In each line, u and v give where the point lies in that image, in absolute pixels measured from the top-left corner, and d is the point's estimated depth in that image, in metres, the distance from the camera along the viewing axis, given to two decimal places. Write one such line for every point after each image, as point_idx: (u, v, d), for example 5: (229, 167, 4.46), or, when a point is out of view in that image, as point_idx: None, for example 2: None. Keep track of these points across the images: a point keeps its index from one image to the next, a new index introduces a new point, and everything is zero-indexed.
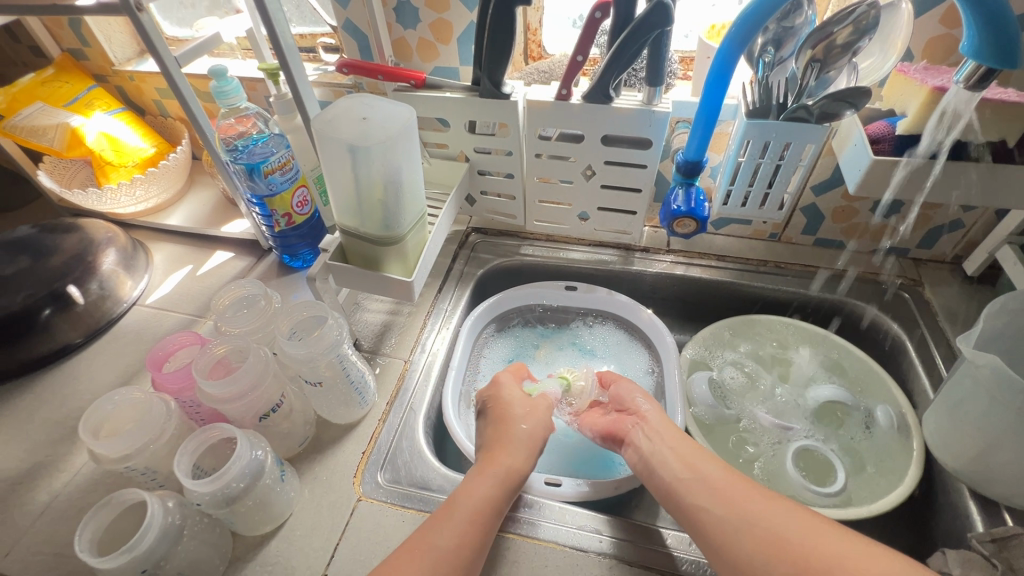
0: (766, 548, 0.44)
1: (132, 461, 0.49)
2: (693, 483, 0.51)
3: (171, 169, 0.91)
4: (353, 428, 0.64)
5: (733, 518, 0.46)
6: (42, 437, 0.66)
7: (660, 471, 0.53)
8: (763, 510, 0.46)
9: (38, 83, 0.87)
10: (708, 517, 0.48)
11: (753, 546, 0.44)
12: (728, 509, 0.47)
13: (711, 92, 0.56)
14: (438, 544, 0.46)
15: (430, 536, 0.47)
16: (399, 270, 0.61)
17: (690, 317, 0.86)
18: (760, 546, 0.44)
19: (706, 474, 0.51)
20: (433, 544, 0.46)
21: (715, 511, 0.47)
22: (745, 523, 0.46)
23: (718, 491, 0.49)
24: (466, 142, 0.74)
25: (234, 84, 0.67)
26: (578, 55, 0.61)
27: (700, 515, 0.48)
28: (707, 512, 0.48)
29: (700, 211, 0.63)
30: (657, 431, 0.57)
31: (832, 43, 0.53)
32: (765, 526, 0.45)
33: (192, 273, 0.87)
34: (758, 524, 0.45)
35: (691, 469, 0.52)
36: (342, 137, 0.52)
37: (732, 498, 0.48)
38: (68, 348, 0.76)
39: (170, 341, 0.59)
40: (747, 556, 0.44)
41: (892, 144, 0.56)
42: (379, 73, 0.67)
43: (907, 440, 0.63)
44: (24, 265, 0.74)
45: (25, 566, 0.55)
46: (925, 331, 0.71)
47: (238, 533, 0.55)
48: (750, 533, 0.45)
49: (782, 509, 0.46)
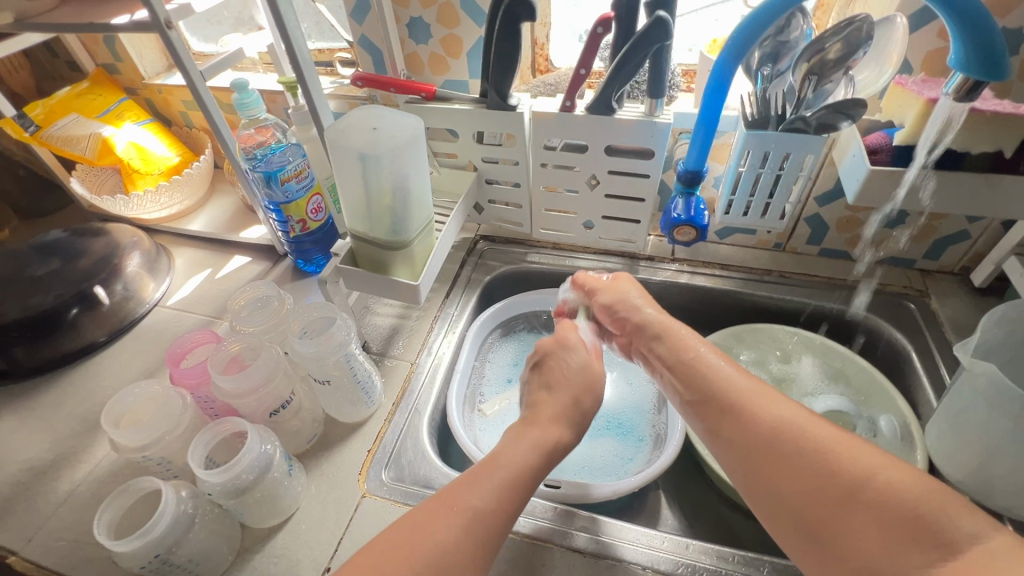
0: (784, 459, 0.43)
1: (149, 451, 0.52)
2: (713, 395, 0.51)
3: (194, 177, 0.95)
4: (359, 427, 0.66)
5: (754, 430, 0.46)
6: (66, 429, 0.69)
7: (675, 386, 0.55)
8: (783, 420, 0.46)
9: (73, 95, 0.92)
10: (727, 434, 0.48)
11: (773, 460, 0.44)
12: (745, 423, 0.47)
13: (709, 104, 0.58)
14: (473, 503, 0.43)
15: (462, 493, 0.44)
16: (406, 274, 0.64)
17: (694, 325, 0.86)
18: (779, 457, 0.44)
19: (721, 385, 0.51)
20: (467, 502, 0.43)
21: (734, 428, 0.48)
22: (768, 438, 0.45)
23: (738, 402, 0.49)
24: (475, 152, 0.77)
25: (255, 97, 0.71)
26: (581, 69, 0.63)
27: (721, 431, 0.49)
28: (727, 426, 0.48)
29: (700, 220, 0.64)
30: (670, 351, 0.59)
31: (825, 59, 0.54)
32: (785, 440, 0.44)
33: (211, 276, 0.90)
34: (778, 436, 0.45)
35: (707, 384, 0.52)
36: (352, 145, 0.55)
37: (753, 411, 0.47)
38: (93, 345, 0.79)
39: (187, 339, 0.62)
40: (766, 467, 0.44)
41: (889, 155, 0.57)
42: (392, 86, 0.70)
43: (911, 450, 0.63)
44: (55, 266, 0.79)
45: (46, 551, 0.58)
46: (930, 341, 0.70)
47: (247, 525, 0.57)
48: (767, 448, 0.45)
49: (803, 420, 0.45)
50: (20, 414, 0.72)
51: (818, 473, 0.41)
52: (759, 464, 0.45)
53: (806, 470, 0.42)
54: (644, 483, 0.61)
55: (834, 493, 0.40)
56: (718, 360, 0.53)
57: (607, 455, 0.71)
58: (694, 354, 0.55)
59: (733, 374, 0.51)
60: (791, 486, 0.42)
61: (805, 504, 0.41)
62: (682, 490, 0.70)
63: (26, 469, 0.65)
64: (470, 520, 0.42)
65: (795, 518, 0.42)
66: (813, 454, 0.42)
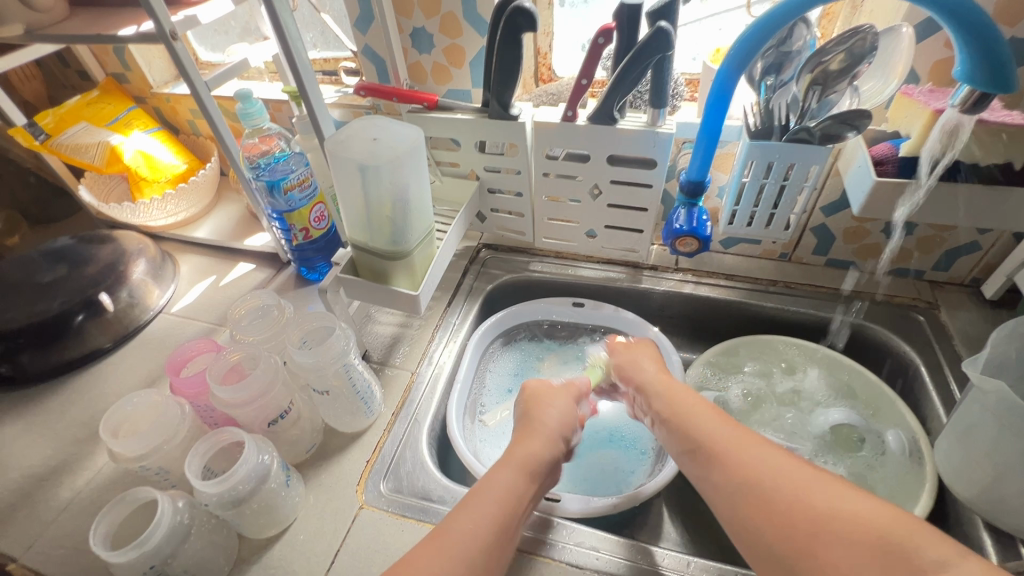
0: (757, 499, 0.43)
1: (146, 461, 0.52)
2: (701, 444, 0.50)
3: (200, 185, 0.96)
4: (358, 437, 0.66)
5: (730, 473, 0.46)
6: (69, 435, 0.70)
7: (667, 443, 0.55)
8: (757, 463, 0.45)
9: (83, 104, 0.94)
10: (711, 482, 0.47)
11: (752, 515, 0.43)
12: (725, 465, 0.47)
13: (712, 114, 0.57)
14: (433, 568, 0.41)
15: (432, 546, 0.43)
16: (406, 284, 0.64)
17: (698, 336, 0.85)
18: (753, 500, 0.43)
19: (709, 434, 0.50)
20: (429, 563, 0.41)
21: (716, 474, 0.47)
22: (744, 483, 0.44)
23: (720, 447, 0.48)
24: (477, 161, 0.77)
25: (259, 106, 0.71)
26: (583, 79, 0.63)
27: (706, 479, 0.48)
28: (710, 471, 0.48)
29: (702, 231, 0.63)
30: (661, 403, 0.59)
31: (828, 69, 0.54)
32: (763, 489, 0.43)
33: (215, 283, 0.91)
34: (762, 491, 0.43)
35: (693, 433, 0.52)
36: (352, 156, 0.55)
37: (733, 458, 0.47)
38: (98, 352, 0.80)
39: (188, 347, 0.62)
40: (740, 517, 0.44)
41: (895, 166, 0.56)
42: (394, 95, 0.71)
43: (920, 467, 0.61)
44: (61, 273, 0.79)
45: (46, 559, 0.58)
46: (939, 355, 0.69)
47: (244, 536, 0.57)
48: (749, 495, 0.44)
49: (781, 462, 0.45)
50: (25, 420, 0.72)
51: (797, 514, 0.40)
52: (736, 507, 0.44)
53: (782, 505, 0.41)
54: (645, 496, 0.60)
55: (813, 525, 0.39)
56: (708, 413, 0.53)
57: (606, 469, 0.70)
58: (685, 408, 0.56)
59: (717, 426, 0.51)
60: (773, 536, 0.41)
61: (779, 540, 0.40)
62: (685, 504, 0.69)
63: (29, 475, 0.65)
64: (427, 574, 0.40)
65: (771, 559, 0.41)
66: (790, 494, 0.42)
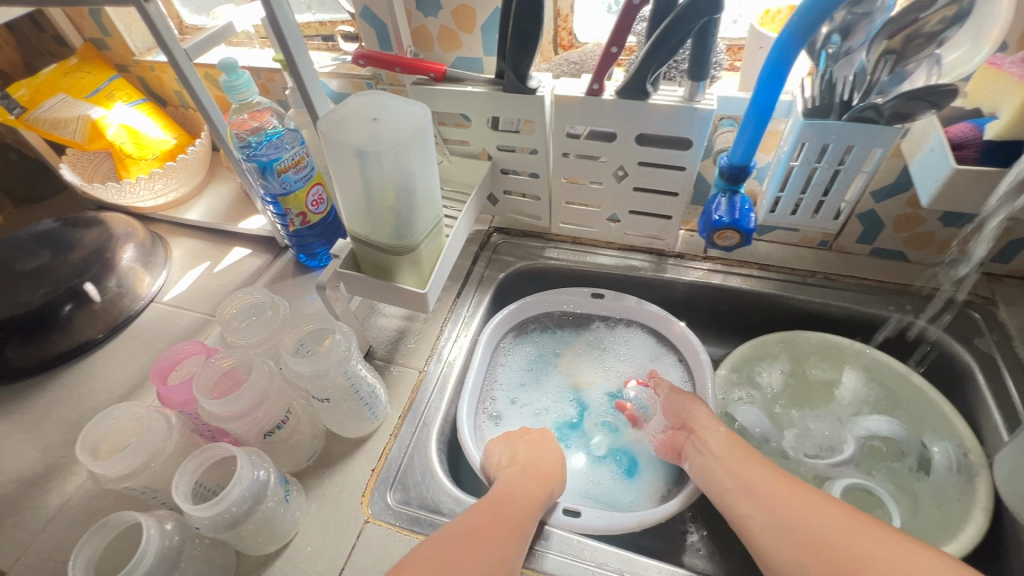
0: (815, 552, 0.43)
1: (131, 481, 0.47)
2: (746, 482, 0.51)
3: (190, 163, 0.90)
4: (362, 442, 0.61)
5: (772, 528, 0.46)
6: (57, 437, 0.66)
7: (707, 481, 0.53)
8: (798, 516, 0.45)
9: (60, 74, 0.86)
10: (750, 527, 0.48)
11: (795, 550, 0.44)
12: (767, 514, 0.47)
13: (764, 89, 0.49)
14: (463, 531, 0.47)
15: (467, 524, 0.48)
16: (412, 281, 0.57)
17: (725, 329, 0.79)
18: (805, 549, 0.43)
19: (751, 482, 0.50)
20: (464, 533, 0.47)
21: (755, 517, 0.48)
22: (782, 528, 0.46)
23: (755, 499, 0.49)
24: (489, 139, 0.69)
25: (245, 78, 0.63)
26: (612, 46, 0.54)
27: (746, 520, 0.48)
28: (749, 520, 0.48)
29: (745, 222, 0.56)
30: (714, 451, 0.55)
31: (917, 31, 0.45)
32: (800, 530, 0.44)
33: (209, 270, 0.85)
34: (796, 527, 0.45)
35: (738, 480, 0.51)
36: (349, 140, 0.48)
37: (767, 503, 0.48)
38: (90, 344, 0.75)
39: (175, 349, 0.56)
40: (789, 558, 0.44)
41: (977, 151, 0.48)
42: (397, 65, 0.63)
43: (970, 484, 0.56)
44: (45, 260, 0.74)
45: (35, 572, 0.55)
46: (997, 357, 0.63)
47: (242, 552, 0.53)
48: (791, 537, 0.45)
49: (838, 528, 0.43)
50: (10, 420, 0.68)
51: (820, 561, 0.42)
52: (778, 547, 0.45)
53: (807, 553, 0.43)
54: (693, 498, 0.57)
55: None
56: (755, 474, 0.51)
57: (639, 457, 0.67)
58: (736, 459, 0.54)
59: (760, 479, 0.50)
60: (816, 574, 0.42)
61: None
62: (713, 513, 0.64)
63: (15, 479, 0.62)
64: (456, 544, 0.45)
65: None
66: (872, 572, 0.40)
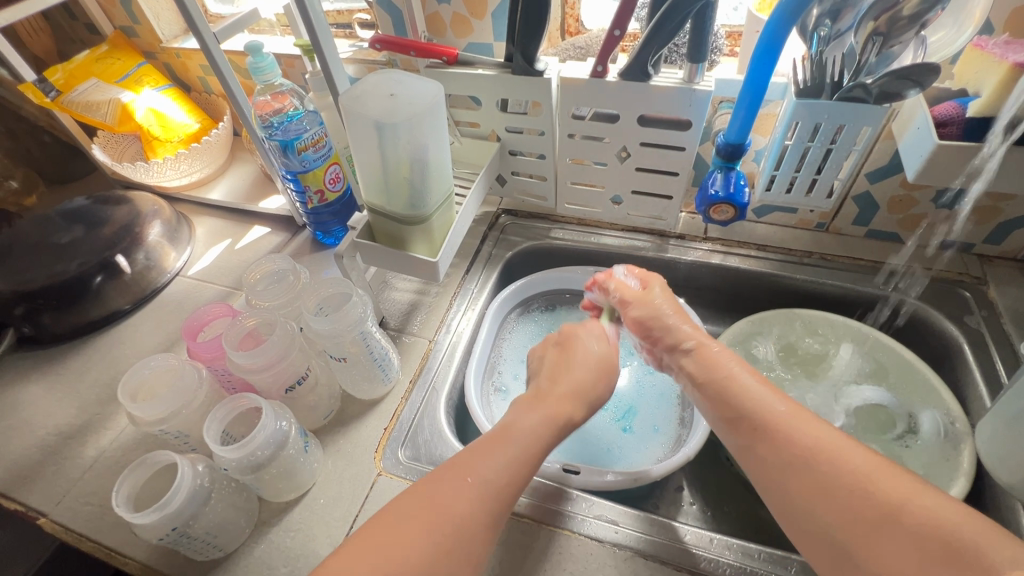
0: (819, 483, 0.41)
1: (166, 425, 0.51)
2: (745, 411, 0.48)
3: (213, 145, 0.94)
4: (376, 404, 0.65)
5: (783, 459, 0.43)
6: (91, 396, 0.70)
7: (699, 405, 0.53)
8: (815, 442, 0.43)
9: (93, 59, 0.91)
10: (757, 453, 0.45)
11: (805, 489, 0.41)
12: (778, 444, 0.44)
13: (758, 68, 0.52)
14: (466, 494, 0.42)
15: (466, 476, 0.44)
16: (424, 250, 0.61)
17: (723, 308, 0.82)
18: (807, 479, 0.42)
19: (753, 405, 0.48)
20: (462, 494, 0.43)
21: (762, 449, 0.45)
22: (792, 458, 0.43)
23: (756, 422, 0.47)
24: (498, 120, 0.73)
25: (269, 60, 0.67)
26: (615, 30, 0.57)
27: (753, 450, 0.46)
28: (752, 452, 0.46)
29: (739, 197, 0.59)
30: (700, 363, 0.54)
31: (898, 14, 0.48)
32: (815, 465, 0.42)
33: (231, 247, 0.89)
34: (810, 463, 0.42)
35: (742, 405, 0.48)
36: (368, 113, 0.51)
37: (786, 431, 0.44)
38: (119, 313, 0.80)
39: (204, 311, 0.60)
40: (791, 492, 0.42)
41: (959, 128, 0.51)
42: (411, 49, 0.67)
43: (954, 450, 0.59)
44: (79, 234, 0.79)
45: (74, 515, 0.59)
46: (986, 333, 0.65)
47: (264, 499, 0.57)
48: (797, 468, 0.42)
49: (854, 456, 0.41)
50: (48, 380, 0.73)
51: (838, 497, 0.40)
52: (777, 479, 0.43)
53: (821, 495, 0.40)
54: (683, 461, 0.59)
55: (870, 518, 0.38)
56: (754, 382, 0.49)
57: (619, 449, 0.68)
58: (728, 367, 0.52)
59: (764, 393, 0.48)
60: (826, 512, 0.40)
61: (835, 526, 0.39)
62: (706, 478, 0.67)
63: (55, 433, 0.67)
64: (455, 517, 0.41)
65: (826, 545, 0.39)
66: (882, 503, 0.38)
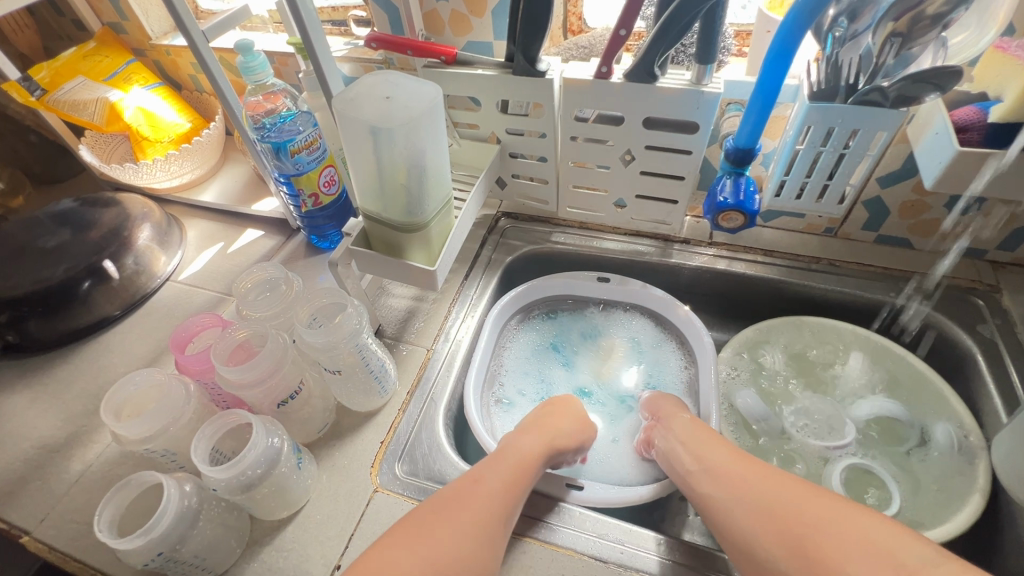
0: (767, 521, 0.44)
1: (151, 443, 0.49)
2: (709, 465, 0.51)
3: (205, 145, 0.91)
4: (372, 416, 0.63)
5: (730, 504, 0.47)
6: (78, 407, 0.68)
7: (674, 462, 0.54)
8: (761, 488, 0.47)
9: (79, 57, 0.88)
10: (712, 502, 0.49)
11: (757, 527, 0.45)
12: (726, 492, 0.48)
13: (769, 70, 0.50)
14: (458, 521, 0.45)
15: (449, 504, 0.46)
16: (421, 259, 0.59)
17: (728, 314, 0.80)
18: (756, 518, 0.45)
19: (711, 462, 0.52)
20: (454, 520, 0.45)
21: (716, 496, 0.49)
22: (742, 501, 0.47)
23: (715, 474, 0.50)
24: (498, 122, 0.70)
25: (261, 59, 0.64)
26: (620, 29, 0.55)
27: (706, 497, 0.50)
28: (717, 502, 0.49)
29: (749, 204, 0.58)
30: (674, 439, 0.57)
31: (921, 14, 0.46)
32: (764, 504, 0.46)
33: (223, 250, 0.87)
34: (759, 503, 0.46)
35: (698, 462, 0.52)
36: (363, 117, 0.49)
37: (736, 479, 0.49)
38: (108, 320, 0.78)
39: (193, 322, 0.58)
40: (745, 532, 0.45)
41: (981, 134, 0.49)
42: (408, 48, 0.64)
43: (969, 464, 0.57)
44: (65, 238, 0.76)
45: (58, 533, 0.57)
46: (999, 343, 0.63)
47: (256, 517, 0.55)
48: (749, 510, 0.46)
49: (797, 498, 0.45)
50: (33, 390, 0.71)
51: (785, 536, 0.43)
52: (739, 526, 0.46)
53: (768, 530, 0.44)
54: None
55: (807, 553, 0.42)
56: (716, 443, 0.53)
57: (600, 455, 0.67)
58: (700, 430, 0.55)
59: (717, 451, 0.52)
60: (774, 548, 0.43)
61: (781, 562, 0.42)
62: None
63: (39, 446, 0.64)
64: (448, 537, 0.44)
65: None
66: (830, 550, 0.41)
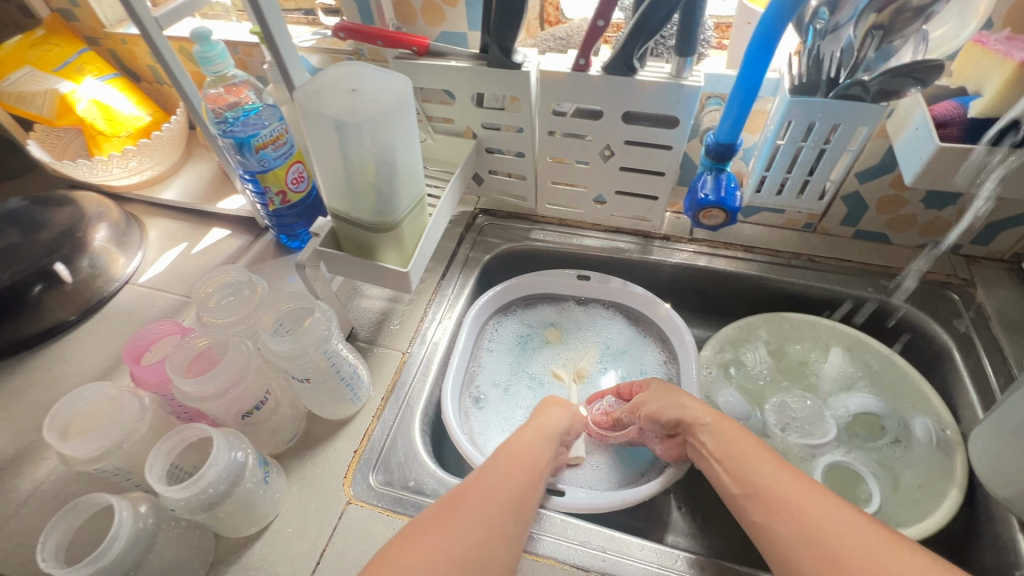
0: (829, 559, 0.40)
1: (103, 462, 0.46)
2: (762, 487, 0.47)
3: (166, 140, 0.87)
4: (345, 424, 0.60)
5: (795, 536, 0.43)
6: (28, 421, 0.64)
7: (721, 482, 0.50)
8: (821, 519, 0.42)
9: (26, 45, 0.82)
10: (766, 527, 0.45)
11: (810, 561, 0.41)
12: (778, 516, 0.44)
13: (751, 63, 0.49)
14: (467, 526, 0.43)
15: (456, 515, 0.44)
16: (394, 259, 0.57)
17: (709, 311, 0.80)
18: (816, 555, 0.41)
19: (760, 484, 0.47)
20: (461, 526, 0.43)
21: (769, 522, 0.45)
22: (797, 532, 0.43)
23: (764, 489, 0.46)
24: (474, 116, 0.68)
25: (219, 49, 0.60)
26: (598, 20, 0.53)
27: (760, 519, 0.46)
28: (765, 522, 0.45)
29: (730, 201, 0.57)
30: (718, 443, 0.53)
31: (904, 5, 0.45)
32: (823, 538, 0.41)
33: (187, 251, 0.83)
34: (816, 538, 0.41)
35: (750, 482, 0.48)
36: (326, 111, 0.46)
37: (786, 504, 0.44)
38: (63, 326, 0.73)
39: (149, 330, 0.55)
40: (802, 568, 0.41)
41: (961, 129, 0.48)
42: (378, 38, 0.61)
43: (947, 459, 0.58)
44: (13, 240, 0.71)
45: (4, 558, 0.53)
46: (975, 337, 0.63)
47: (221, 535, 0.52)
48: (807, 545, 0.42)
49: (869, 536, 0.40)
50: None
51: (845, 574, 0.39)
52: (786, 554, 0.43)
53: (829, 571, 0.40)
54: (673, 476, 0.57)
55: None
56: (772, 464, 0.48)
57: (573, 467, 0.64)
58: (741, 441, 0.51)
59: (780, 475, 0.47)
60: None
61: None
62: (693, 491, 0.65)
63: None
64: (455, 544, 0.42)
65: None
66: None
